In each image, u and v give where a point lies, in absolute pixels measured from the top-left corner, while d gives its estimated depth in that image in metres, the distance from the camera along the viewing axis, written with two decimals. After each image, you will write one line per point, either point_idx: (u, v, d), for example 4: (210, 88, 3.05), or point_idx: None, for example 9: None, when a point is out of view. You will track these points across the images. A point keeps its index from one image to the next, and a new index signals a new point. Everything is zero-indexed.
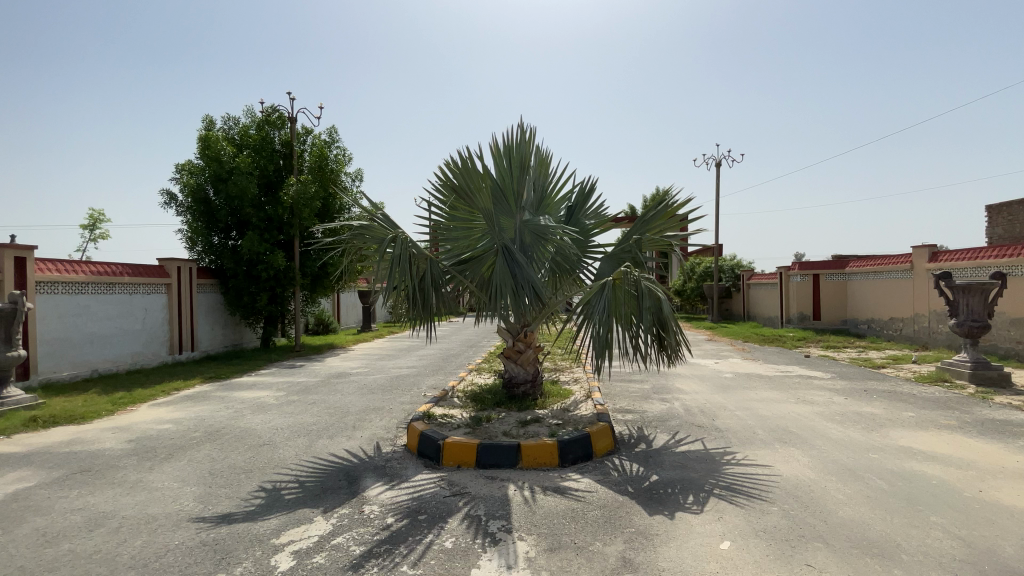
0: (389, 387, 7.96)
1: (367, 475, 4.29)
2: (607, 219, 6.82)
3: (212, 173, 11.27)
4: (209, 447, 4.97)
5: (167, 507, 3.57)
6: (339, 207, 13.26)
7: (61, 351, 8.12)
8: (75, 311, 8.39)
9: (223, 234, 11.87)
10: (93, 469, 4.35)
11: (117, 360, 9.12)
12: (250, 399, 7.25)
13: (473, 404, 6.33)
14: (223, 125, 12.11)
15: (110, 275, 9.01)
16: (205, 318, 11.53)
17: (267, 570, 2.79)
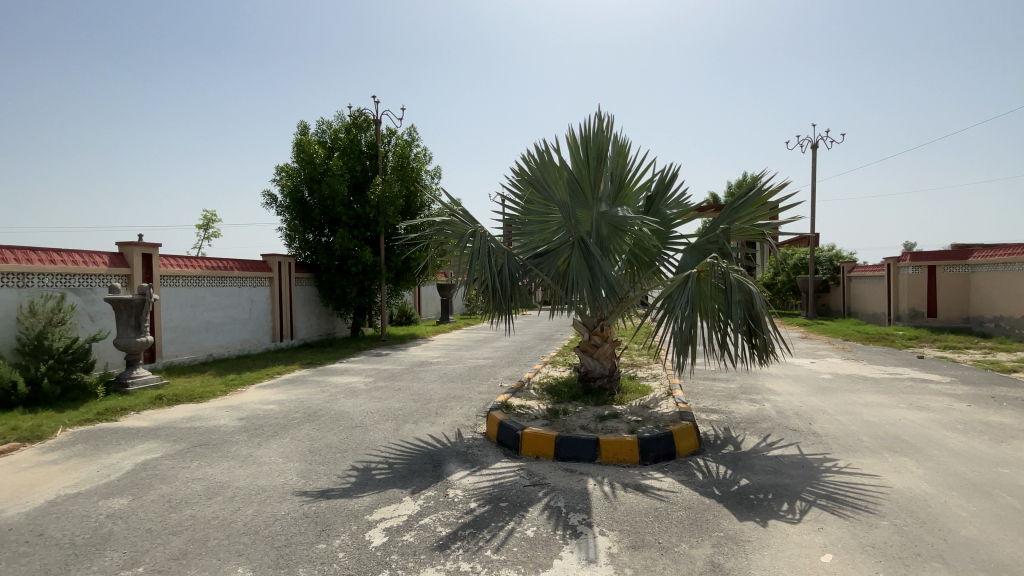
0: (467, 377, 8.19)
1: (450, 460, 4.44)
2: (690, 207, 6.51)
3: (307, 175, 12.16)
4: (308, 428, 5.41)
5: (273, 480, 3.94)
6: (420, 204, 13.85)
7: (182, 337, 9.20)
8: (194, 302, 9.47)
9: (317, 231, 12.79)
10: (211, 443, 4.89)
11: (228, 346, 10.18)
12: (342, 384, 7.79)
13: (549, 396, 6.34)
14: (316, 129, 12.98)
15: (221, 270, 10.06)
16: (302, 309, 12.54)
17: (362, 543, 2.99)
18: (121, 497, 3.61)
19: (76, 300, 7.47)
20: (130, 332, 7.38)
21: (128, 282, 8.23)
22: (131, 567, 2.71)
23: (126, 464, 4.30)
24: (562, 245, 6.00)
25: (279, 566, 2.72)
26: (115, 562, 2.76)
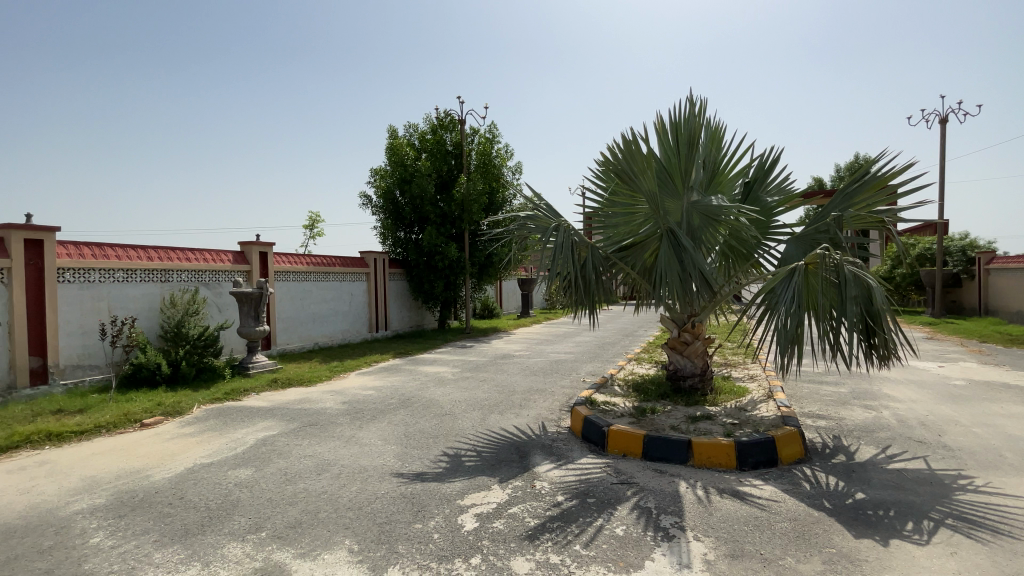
0: (550, 371, 8.22)
1: (536, 452, 4.48)
2: (794, 193, 5.98)
3: (398, 176, 12.83)
4: (402, 413, 5.73)
5: (373, 461, 4.22)
6: (502, 200, 14.09)
7: (292, 327, 10.15)
8: (302, 295, 10.39)
9: (407, 229, 13.44)
10: (318, 424, 5.34)
11: (331, 336, 11.06)
12: (431, 373, 8.16)
13: (636, 393, 6.17)
14: (406, 132, 13.62)
15: (324, 266, 10.93)
16: (394, 302, 13.28)
17: (455, 526, 3.11)
18: (246, 468, 4.07)
19: (207, 293, 8.50)
20: (251, 321, 8.26)
21: (248, 277, 9.21)
22: (255, 531, 3.04)
23: (249, 439, 4.83)
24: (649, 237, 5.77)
25: (380, 541, 2.91)
26: (242, 526, 3.11)
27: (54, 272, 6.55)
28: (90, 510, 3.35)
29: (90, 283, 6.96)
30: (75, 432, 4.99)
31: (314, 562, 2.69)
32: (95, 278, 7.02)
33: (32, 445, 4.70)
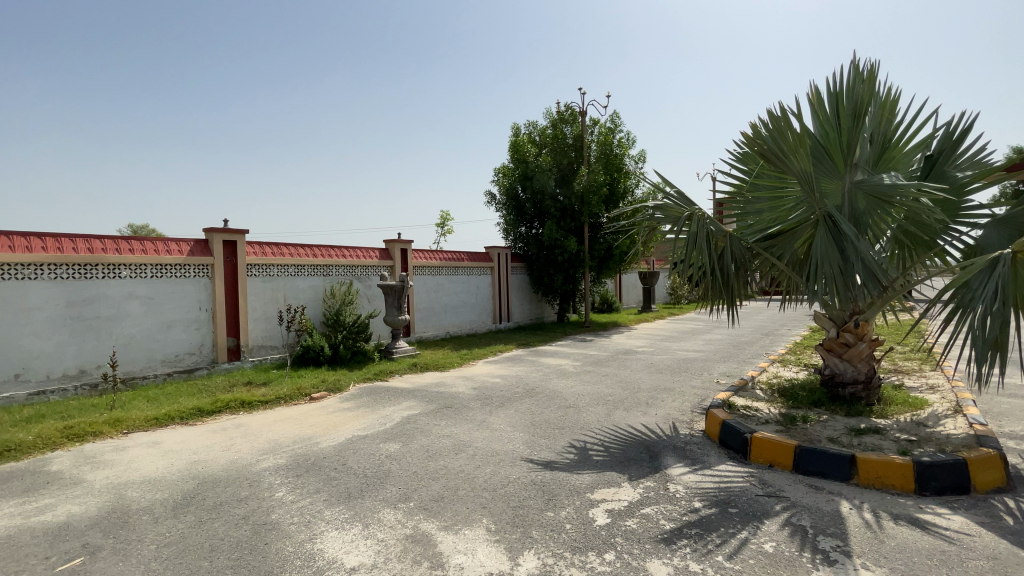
0: (679, 369, 7.79)
1: (668, 453, 4.28)
2: (997, 166, 4.89)
3: (520, 173, 13.11)
4: (529, 403, 5.87)
5: (504, 446, 4.39)
6: (624, 191, 13.65)
7: (427, 317, 10.97)
8: (435, 288, 11.17)
9: (529, 224, 13.67)
10: (453, 407, 5.70)
11: (460, 326, 11.74)
12: (554, 365, 8.25)
13: (782, 399, 5.57)
14: (527, 129, 13.87)
15: (454, 261, 11.62)
16: (517, 295, 13.67)
17: (587, 519, 3.09)
18: (394, 442, 4.49)
19: (358, 286, 9.55)
20: (393, 311, 9.10)
21: (391, 271, 10.15)
22: (404, 501, 3.33)
23: (395, 417, 5.33)
24: (800, 224, 5.17)
25: (515, 524, 3.00)
26: (393, 494, 3.43)
27: (244, 267, 7.86)
28: (275, 468, 3.97)
29: (270, 277, 8.21)
30: (262, 401, 5.96)
31: (457, 536, 2.87)
32: (273, 273, 8.27)
33: (233, 410, 5.72)
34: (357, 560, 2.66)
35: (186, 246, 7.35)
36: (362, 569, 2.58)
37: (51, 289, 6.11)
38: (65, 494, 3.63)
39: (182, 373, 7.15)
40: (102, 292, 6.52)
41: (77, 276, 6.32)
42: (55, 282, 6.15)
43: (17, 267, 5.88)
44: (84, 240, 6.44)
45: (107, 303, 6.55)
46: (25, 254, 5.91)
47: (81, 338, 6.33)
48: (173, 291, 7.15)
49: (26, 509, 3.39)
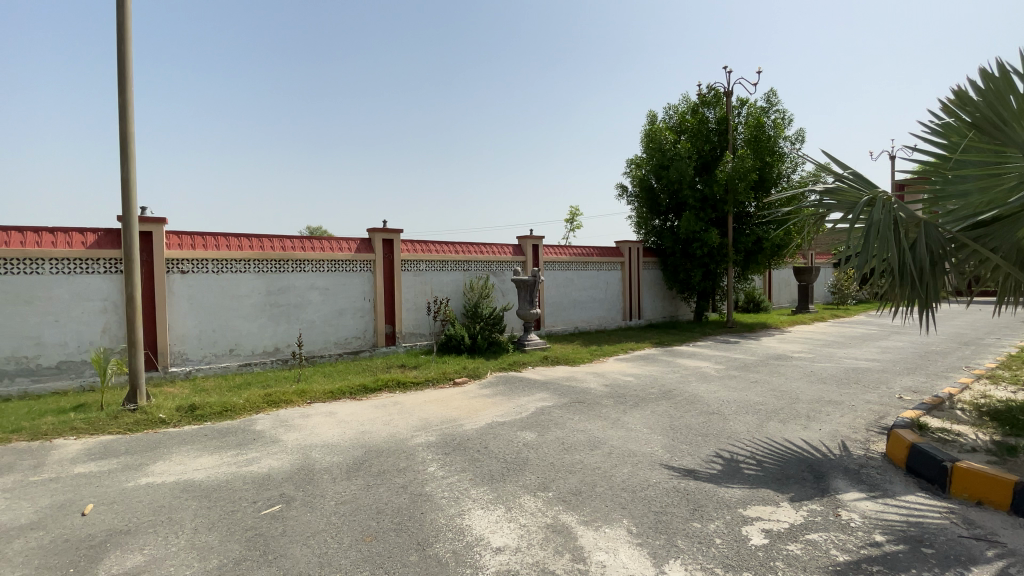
0: (846, 380, 6.79)
1: (837, 475, 3.74)
2: None
3: (656, 162, 12.47)
4: (667, 405, 5.60)
5: (642, 447, 4.25)
6: (776, 177, 12.31)
7: (557, 312, 11.08)
8: (565, 283, 11.23)
9: (663, 217, 13.03)
10: (586, 402, 5.68)
11: (590, 322, 11.67)
12: (693, 367, 7.76)
13: (993, 424, 4.52)
14: (664, 116, 13.17)
15: (585, 256, 11.56)
16: (649, 291, 13.14)
17: (740, 537, 2.84)
18: (531, 431, 4.62)
19: (494, 280, 9.99)
20: (526, 305, 9.35)
21: (524, 266, 10.44)
22: (544, 490, 3.41)
23: (530, 407, 5.48)
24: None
25: (658, 530, 2.88)
26: (532, 482, 3.53)
27: (399, 263, 8.72)
28: (426, 444, 4.35)
29: (419, 272, 8.98)
30: (413, 382, 6.57)
31: (597, 533, 2.84)
32: (421, 268, 9.02)
33: (390, 389, 6.39)
34: (503, 541, 2.79)
35: (353, 245, 8.37)
36: (507, 551, 2.69)
37: (255, 281, 7.44)
38: (266, 450, 4.40)
39: (349, 354, 8.21)
40: (290, 283, 7.74)
41: (273, 270, 7.58)
42: (258, 275, 7.46)
43: (232, 263, 7.25)
44: (278, 240, 7.69)
45: (294, 293, 7.76)
46: (238, 252, 7.26)
47: (276, 322, 7.61)
48: (342, 284, 8.21)
49: (240, 460, 4.18)
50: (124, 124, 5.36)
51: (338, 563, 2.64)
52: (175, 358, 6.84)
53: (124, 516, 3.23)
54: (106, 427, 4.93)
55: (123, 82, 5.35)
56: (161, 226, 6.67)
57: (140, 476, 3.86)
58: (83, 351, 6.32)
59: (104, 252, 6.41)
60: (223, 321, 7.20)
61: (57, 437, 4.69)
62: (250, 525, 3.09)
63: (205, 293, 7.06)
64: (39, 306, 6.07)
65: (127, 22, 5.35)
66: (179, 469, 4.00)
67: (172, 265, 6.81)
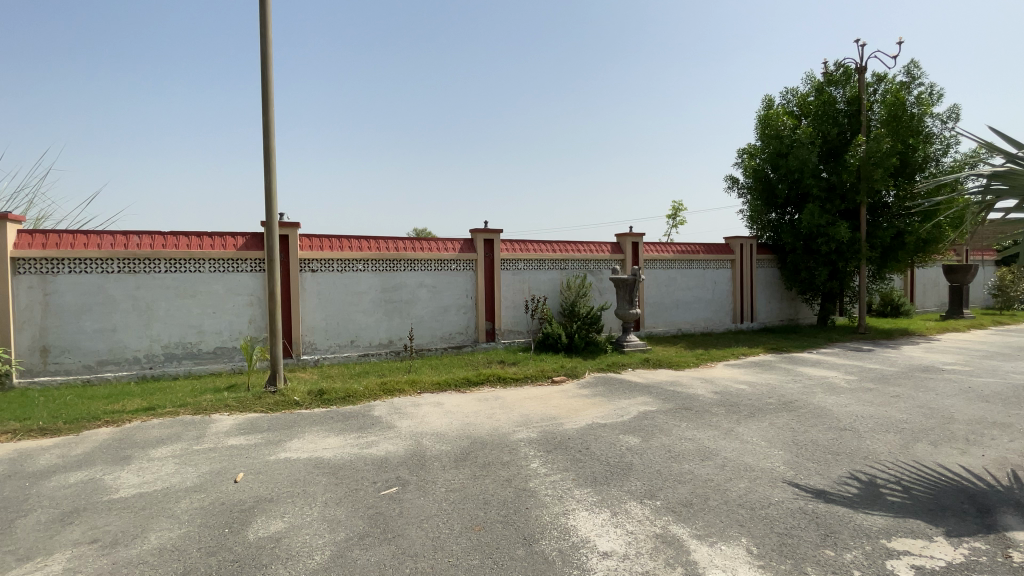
0: (1019, 400, 5.69)
1: (1010, 511, 3.15)
2: None
3: (772, 151, 11.44)
4: (787, 417, 5.11)
5: (760, 462, 3.92)
6: (922, 160, 10.69)
7: (659, 312, 10.64)
8: (668, 282, 10.73)
9: (781, 210, 11.94)
10: (693, 409, 5.38)
11: (695, 324, 11.05)
12: (817, 376, 7.01)
13: None
14: (781, 100, 12.03)
15: (690, 253, 10.95)
16: (763, 292, 12.10)
17: (883, 572, 2.50)
18: (635, 436, 4.47)
19: (592, 279, 9.84)
20: (625, 305, 9.09)
21: (623, 265, 10.16)
22: (651, 498, 3.29)
23: (633, 410, 5.32)
24: None
25: (783, 554, 2.64)
26: (638, 488, 3.42)
27: (499, 262, 8.94)
28: (528, 440, 4.41)
29: (518, 271, 9.14)
30: (514, 378, 6.70)
31: (712, 549, 2.68)
32: (520, 267, 9.17)
33: (491, 384, 6.59)
34: (610, 546, 2.73)
35: (457, 245, 8.74)
36: (614, 556, 2.63)
37: (372, 279, 8.08)
38: (382, 435, 4.76)
39: (453, 349, 8.61)
40: (402, 281, 8.28)
41: (387, 269, 8.17)
42: (374, 274, 8.09)
43: (352, 262, 7.94)
44: (390, 241, 8.27)
45: (406, 290, 8.30)
46: (357, 253, 7.93)
47: (389, 317, 8.20)
48: (447, 282, 8.62)
49: (362, 442, 4.57)
50: (266, 139, 6.09)
51: (450, 549, 2.76)
52: (306, 347, 7.66)
53: (268, 485, 3.69)
54: (253, 406, 5.66)
55: (265, 102, 6.07)
56: (295, 230, 7.48)
57: (280, 451, 4.38)
58: (234, 338, 7.32)
59: (250, 254, 7.36)
60: (345, 315, 7.91)
61: (216, 412, 5.48)
62: (371, 503, 3.36)
63: (331, 289, 7.81)
64: (202, 299, 7.13)
65: (268, 51, 6.07)
66: (311, 448, 4.47)
67: (303, 265, 7.62)
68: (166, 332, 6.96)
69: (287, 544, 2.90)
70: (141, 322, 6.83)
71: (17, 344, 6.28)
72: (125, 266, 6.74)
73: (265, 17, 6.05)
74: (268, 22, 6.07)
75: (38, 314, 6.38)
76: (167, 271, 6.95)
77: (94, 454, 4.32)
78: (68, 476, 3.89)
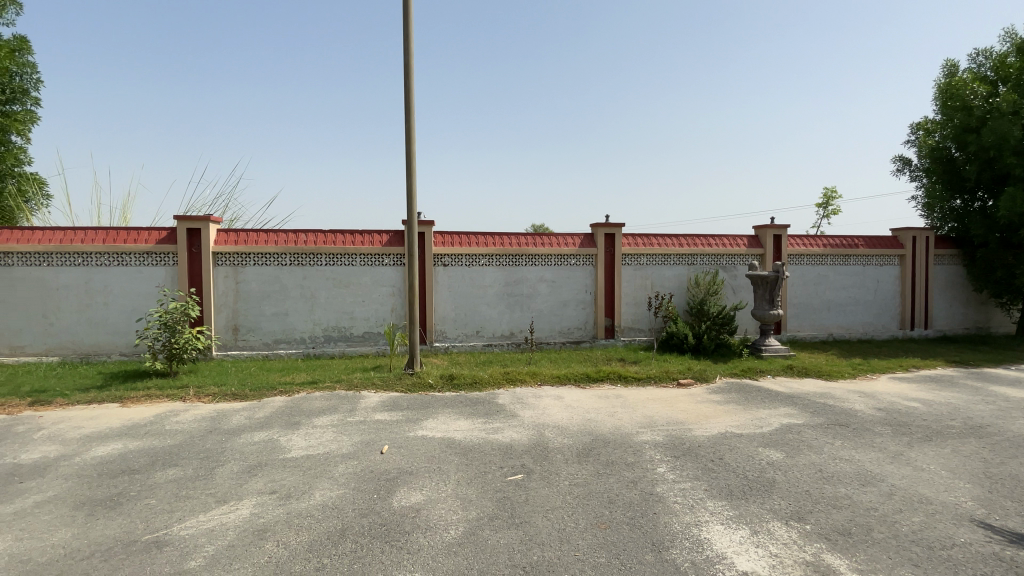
0: None
1: None
2: None
3: (958, 125, 9.52)
4: (977, 444, 4.24)
5: (940, 494, 3.31)
6: None
7: (804, 314, 9.52)
8: (817, 280, 9.54)
9: (969, 195, 9.90)
10: (850, 426, 4.72)
11: (849, 328, 9.69)
12: (1019, 398, 5.71)
13: None
14: (969, 64, 9.97)
15: (846, 247, 9.62)
16: (941, 293, 10.19)
17: None
18: (777, 450, 4.06)
19: (725, 276, 9.10)
20: (765, 305, 8.32)
21: (762, 260, 9.24)
22: (799, 520, 2.96)
23: (774, 422, 4.84)
24: None
25: None
26: (783, 508, 3.10)
27: (621, 257, 8.71)
28: (654, 443, 4.25)
29: (641, 266, 8.83)
30: (636, 377, 6.49)
31: None
32: (644, 262, 8.84)
33: (612, 381, 6.47)
34: (750, 566, 2.52)
35: (578, 239, 8.70)
36: None
37: (496, 273, 8.39)
38: (507, 422, 4.94)
39: (572, 344, 8.62)
40: (524, 275, 8.49)
41: (510, 263, 8.43)
42: (498, 268, 8.39)
43: (479, 257, 8.33)
44: (514, 236, 8.52)
45: (527, 284, 8.50)
46: (483, 248, 8.30)
47: (512, 309, 8.46)
48: (568, 277, 8.63)
49: (489, 428, 4.78)
50: (408, 143, 6.63)
51: (577, 543, 2.77)
52: (436, 335, 8.24)
53: (408, 459, 4.05)
54: (394, 386, 6.25)
55: (407, 110, 6.61)
56: (430, 227, 8.06)
57: (417, 429, 4.77)
58: (378, 325, 8.14)
59: (392, 249, 8.10)
60: (471, 306, 8.34)
61: (364, 389, 6.16)
62: (499, 487, 3.50)
63: (459, 282, 8.29)
64: (353, 289, 8.04)
65: (410, 61, 6.58)
66: (443, 429, 4.80)
67: (436, 259, 8.19)
68: (325, 317, 7.97)
69: (425, 516, 3.15)
70: (306, 308, 7.90)
71: (218, 323, 7.66)
72: (294, 260, 7.84)
73: (407, 31, 6.57)
74: (410, 36, 6.58)
75: (232, 299, 7.71)
76: (327, 265, 7.94)
77: (271, 418, 5.13)
78: (253, 435, 4.67)
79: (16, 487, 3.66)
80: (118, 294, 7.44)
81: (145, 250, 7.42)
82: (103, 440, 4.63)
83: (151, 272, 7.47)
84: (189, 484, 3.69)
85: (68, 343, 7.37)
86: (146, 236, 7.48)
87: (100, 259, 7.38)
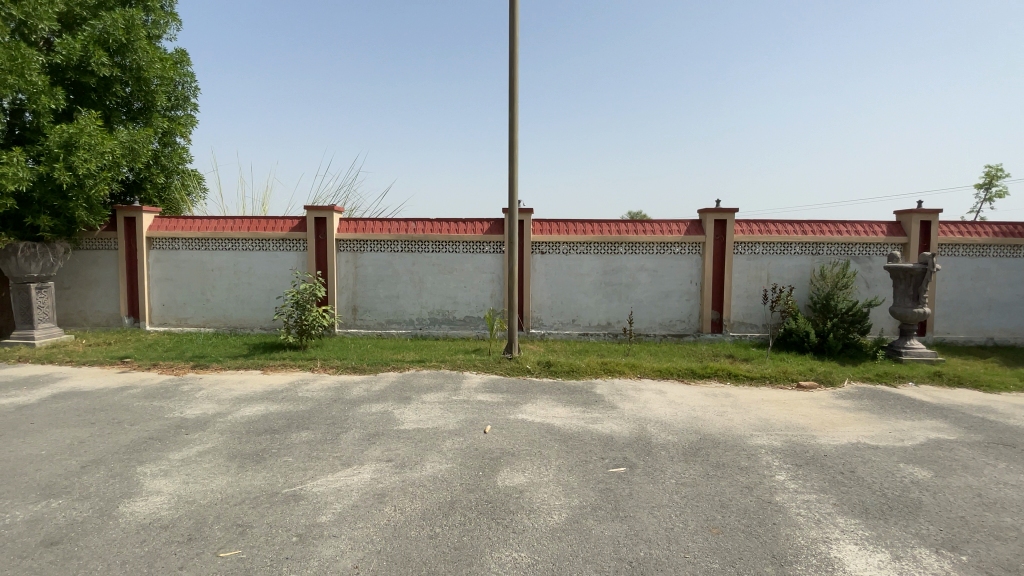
0: None
1: None
2: None
3: None
4: None
5: None
6: None
7: (957, 314, 8.19)
8: (975, 275, 8.15)
9: None
10: (1018, 447, 4.00)
11: (1017, 333, 8.18)
12: None
13: None
14: None
15: (1017, 237, 8.08)
16: None
17: None
18: (923, 468, 3.56)
19: (857, 268, 8.10)
20: (907, 302, 7.29)
21: (905, 250, 8.07)
22: (952, 550, 2.58)
23: (918, 435, 4.24)
24: None
25: None
26: (932, 534, 2.72)
27: (731, 246, 8.12)
28: (770, 448, 3.93)
29: (754, 256, 8.15)
30: (747, 376, 6.06)
31: None
32: (758, 251, 8.15)
33: (720, 378, 6.10)
34: None
35: (683, 227, 8.26)
36: None
37: (595, 262, 8.25)
38: (607, 413, 4.87)
39: (673, 337, 8.27)
40: (623, 264, 8.25)
41: (610, 252, 8.23)
42: (597, 256, 8.24)
43: (578, 245, 8.24)
44: (614, 223, 8.29)
45: (627, 273, 8.25)
46: (583, 236, 8.20)
47: (610, 299, 8.29)
48: (671, 266, 8.25)
49: (588, 417, 4.75)
50: (512, 133, 6.71)
51: (686, 545, 2.67)
52: (534, 322, 8.35)
53: (510, 441, 4.17)
54: (494, 369, 6.45)
55: (512, 99, 6.67)
56: (529, 215, 8.14)
57: (517, 412, 4.89)
58: (479, 310, 8.42)
59: (492, 237, 8.31)
60: (570, 295, 8.31)
61: (466, 370, 6.45)
62: (601, 478, 3.47)
63: (558, 270, 8.29)
64: (457, 275, 8.38)
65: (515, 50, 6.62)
66: (542, 414, 4.86)
67: (536, 247, 8.26)
68: (431, 301, 8.41)
69: (527, 498, 3.22)
70: (414, 292, 8.40)
71: (340, 303, 8.42)
72: (405, 247, 8.35)
73: (513, 20, 6.61)
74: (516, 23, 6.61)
75: (351, 282, 8.42)
76: (433, 252, 8.36)
77: (385, 392, 5.55)
78: (371, 406, 5.11)
79: (184, 437, 4.35)
80: (258, 276, 8.48)
81: (282, 237, 8.36)
82: (248, 402, 5.34)
83: (285, 256, 8.40)
84: (318, 447, 4.12)
85: (219, 316, 8.57)
86: (282, 225, 8.42)
87: (245, 245, 8.46)
